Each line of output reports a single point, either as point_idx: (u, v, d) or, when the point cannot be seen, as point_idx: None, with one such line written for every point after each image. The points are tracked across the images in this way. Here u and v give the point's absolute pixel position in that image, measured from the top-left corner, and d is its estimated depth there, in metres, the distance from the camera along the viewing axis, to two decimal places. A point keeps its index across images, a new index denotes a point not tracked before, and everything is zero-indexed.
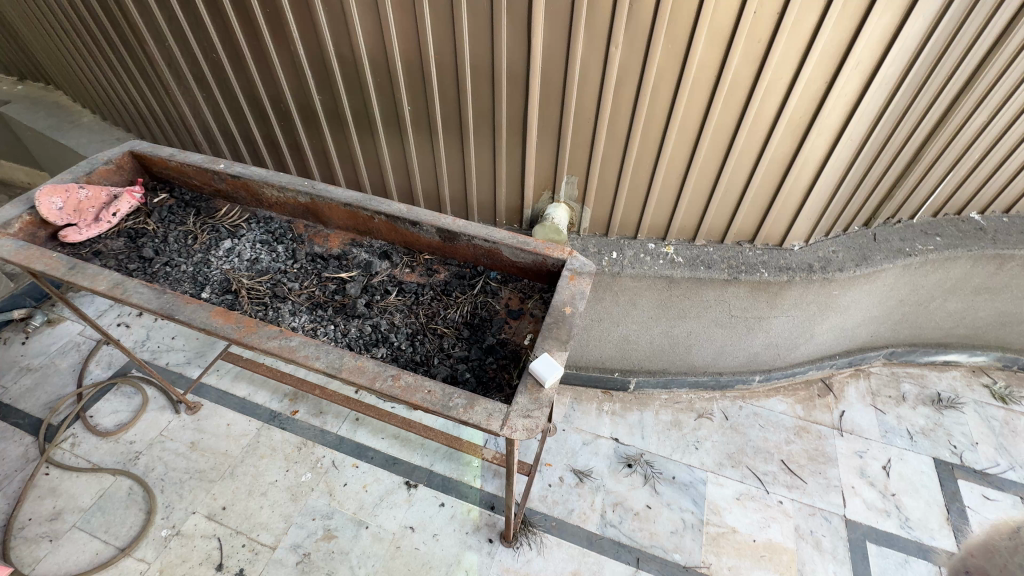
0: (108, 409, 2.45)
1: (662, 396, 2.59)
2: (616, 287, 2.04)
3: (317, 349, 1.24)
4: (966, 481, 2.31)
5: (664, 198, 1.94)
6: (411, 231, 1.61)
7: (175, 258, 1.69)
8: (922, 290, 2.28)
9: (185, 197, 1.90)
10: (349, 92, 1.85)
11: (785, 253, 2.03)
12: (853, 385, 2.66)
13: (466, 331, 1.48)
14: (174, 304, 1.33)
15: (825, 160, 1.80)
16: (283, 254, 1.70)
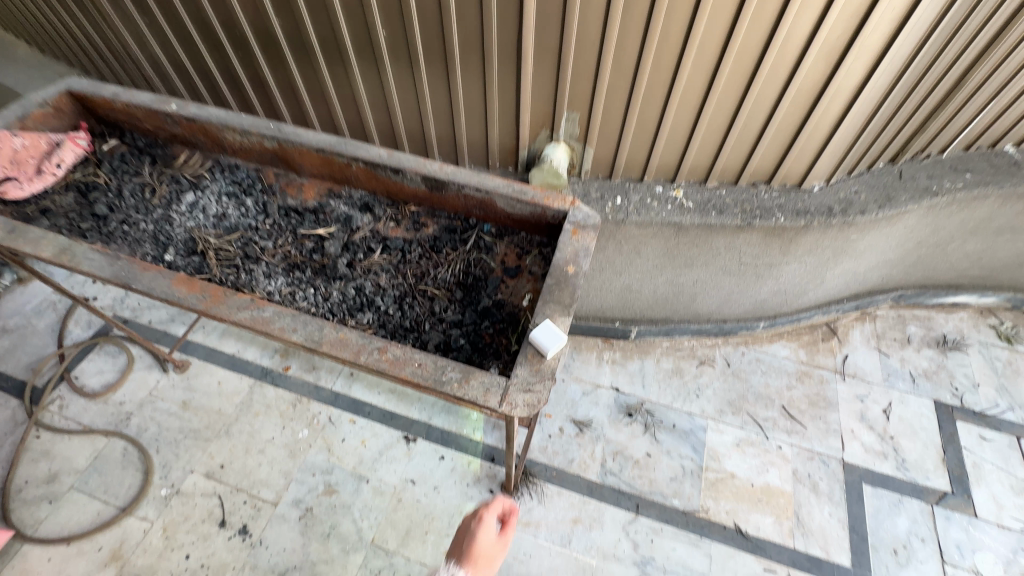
0: (93, 369, 2.37)
1: (664, 343, 2.52)
2: (620, 235, 1.90)
3: (293, 320, 1.12)
4: (964, 422, 2.31)
5: (675, 135, 1.74)
6: (394, 180, 1.44)
7: (133, 215, 1.52)
8: (943, 231, 2.14)
9: (138, 143, 1.68)
10: (313, 14, 1.59)
11: (804, 195, 1.87)
12: (858, 328, 2.60)
13: (458, 292, 1.36)
14: (131, 273, 1.19)
15: (860, 89, 1.59)
16: (253, 208, 1.53)
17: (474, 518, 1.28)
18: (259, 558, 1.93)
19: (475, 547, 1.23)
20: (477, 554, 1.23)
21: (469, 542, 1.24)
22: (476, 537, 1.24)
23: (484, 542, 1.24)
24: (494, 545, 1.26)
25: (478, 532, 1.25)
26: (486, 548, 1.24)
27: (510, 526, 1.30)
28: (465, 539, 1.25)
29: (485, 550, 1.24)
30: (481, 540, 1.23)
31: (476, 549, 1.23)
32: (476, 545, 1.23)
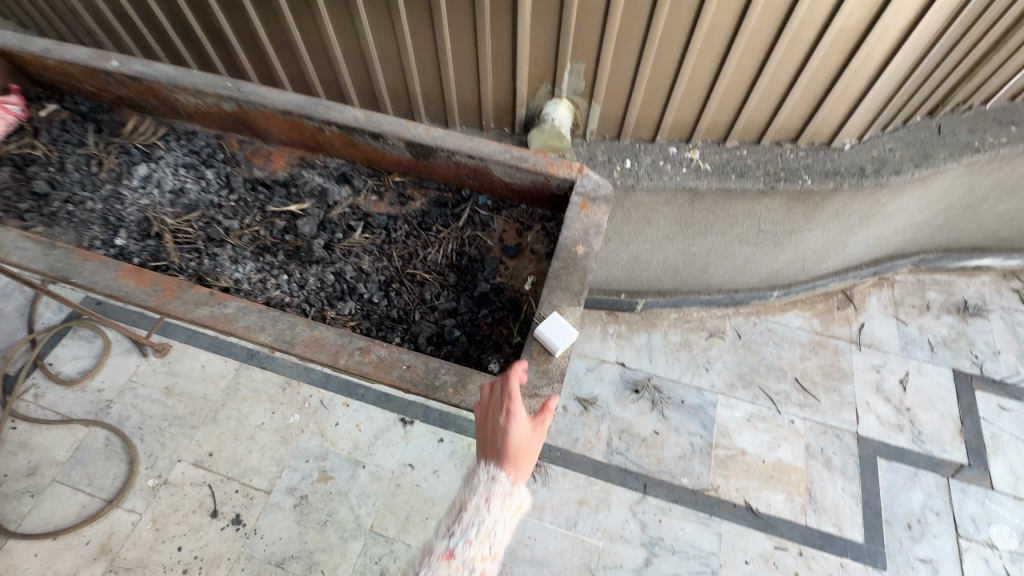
0: (68, 355, 2.23)
1: (671, 315, 2.39)
2: (629, 202, 1.72)
3: (261, 318, 0.97)
4: (983, 392, 2.22)
5: (693, 89, 1.53)
6: (373, 147, 1.25)
7: (77, 192, 1.33)
8: (978, 191, 1.97)
9: (80, 107, 1.46)
10: None
11: (833, 154, 1.69)
12: (875, 295, 2.47)
13: (451, 276, 1.20)
14: (69, 265, 1.02)
15: (909, 31, 1.37)
16: (215, 181, 1.34)
17: (498, 414, 0.85)
18: (255, 548, 1.87)
19: (511, 449, 0.85)
20: (517, 455, 0.85)
21: (499, 444, 0.85)
22: (508, 439, 0.84)
23: (522, 436, 0.86)
24: (535, 435, 0.86)
25: (507, 433, 0.84)
26: (526, 444, 0.86)
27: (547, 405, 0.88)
28: (493, 441, 0.85)
29: (526, 446, 0.86)
30: (518, 441, 0.84)
31: (513, 451, 0.85)
32: (512, 445, 0.85)
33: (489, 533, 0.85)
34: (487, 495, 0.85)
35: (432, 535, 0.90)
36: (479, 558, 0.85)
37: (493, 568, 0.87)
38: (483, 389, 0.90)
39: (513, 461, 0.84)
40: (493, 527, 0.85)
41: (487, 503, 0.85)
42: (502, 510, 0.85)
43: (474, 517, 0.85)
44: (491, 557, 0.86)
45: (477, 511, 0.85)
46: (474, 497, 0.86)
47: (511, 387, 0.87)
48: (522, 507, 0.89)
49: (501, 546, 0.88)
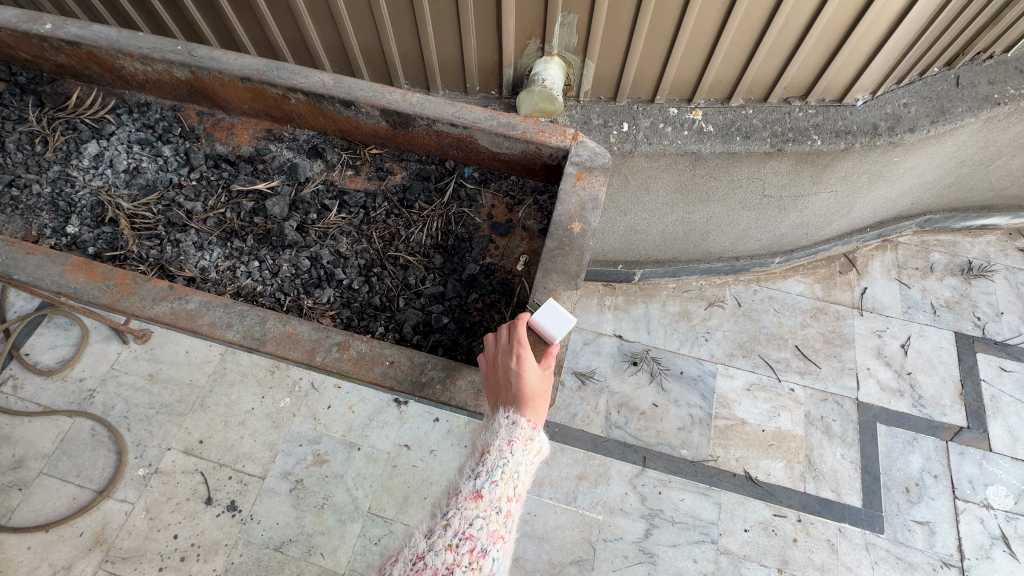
0: (45, 344, 2.15)
1: (670, 285, 2.32)
2: (627, 169, 1.61)
3: (227, 313, 0.88)
4: (985, 354, 2.20)
5: (696, 41, 1.40)
6: (345, 116, 1.13)
7: (21, 175, 1.20)
8: (992, 147, 1.87)
9: (18, 78, 1.32)
10: None
11: (845, 111, 1.57)
12: (878, 258, 2.40)
13: (437, 257, 1.11)
14: (10, 260, 0.92)
15: None
16: (173, 158, 1.22)
17: (509, 356, 0.83)
18: (252, 533, 1.85)
19: (530, 392, 0.80)
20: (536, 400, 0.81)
21: (515, 385, 0.81)
22: (524, 378, 0.80)
23: (536, 378, 0.83)
24: (547, 379, 0.84)
25: (523, 372, 0.81)
26: (542, 388, 0.82)
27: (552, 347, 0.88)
28: (509, 385, 0.81)
29: (542, 391, 0.83)
30: (534, 381, 0.81)
31: (533, 395, 0.81)
32: (531, 389, 0.81)
33: (514, 473, 0.76)
34: (509, 438, 0.78)
35: (451, 483, 0.80)
36: (506, 498, 0.75)
37: (519, 512, 0.77)
38: (486, 343, 0.89)
39: (534, 400, 0.79)
40: (519, 467, 0.77)
41: (510, 443, 0.77)
42: (525, 450, 0.77)
43: (498, 454, 0.77)
44: (518, 499, 0.77)
45: (501, 450, 0.77)
46: (495, 440, 0.78)
47: (517, 333, 0.86)
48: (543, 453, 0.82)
49: (526, 490, 0.79)
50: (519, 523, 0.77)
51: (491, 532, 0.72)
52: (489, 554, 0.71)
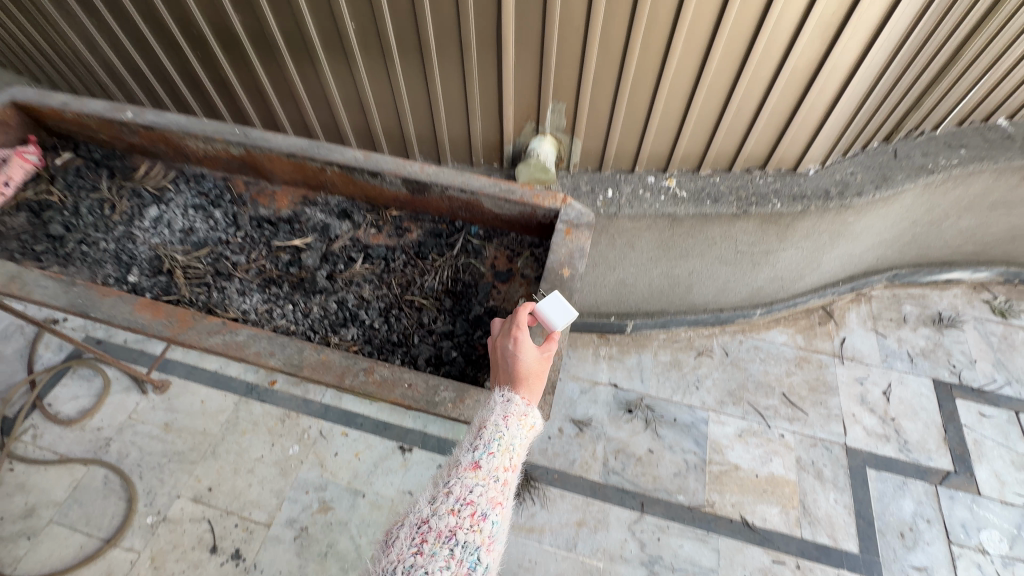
0: (67, 395, 2.25)
1: (660, 336, 2.48)
2: (613, 229, 1.83)
3: (270, 343, 1.03)
4: (964, 400, 2.30)
5: (666, 122, 1.66)
6: (372, 184, 1.35)
7: (91, 233, 1.40)
8: (938, 209, 2.10)
9: (94, 155, 1.56)
10: (276, 9, 1.48)
11: (799, 179, 1.81)
12: (854, 310, 2.58)
13: (448, 301, 1.28)
14: (87, 300, 1.09)
15: (855, 69, 1.51)
16: (223, 220, 1.43)
17: (509, 341, 0.99)
18: None
19: (520, 368, 0.97)
20: (526, 376, 0.97)
21: (510, 364, 0.98)
22: (519, 360, 0.97)
23: (531, 361, 0.98)
24: (543, 360, 0.99)
25: (520, 355, 0.97)
26: (534, 367, 0.97)
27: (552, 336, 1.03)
28: (506, 365, 0.98)
29: (534, 370, 0.98)
30: (529, 363, 0.97)
31: (523, 372, 0.96)
32: (522, 367, 0.97)
33: (509, 447, 0.91)
34: (504, 412, 0.93)
35: (453, 456, 0.94)
36: (502, 468, 0.89)
37: (513, 481, 0.91)
38: (495, 328, 1.08)
39: (525, 379, 0.96)
40: (513, 441, 0.91)
41: (506, 419, 0.92)
42: (519, 425, 0.92)
43: (495, 429, 0.91)
44: (513, 469, 0.91)
45: (497, 426, 0.92)
46: (491, 415, 0.93)
47: (519, 323, 1.03)
48: (536, 428, 0.96)
49: (520, 460, 0.93)
50: (512, 492, 0.91)
51: (490, 498, 0.86)
52: (488, 517, 0.85)
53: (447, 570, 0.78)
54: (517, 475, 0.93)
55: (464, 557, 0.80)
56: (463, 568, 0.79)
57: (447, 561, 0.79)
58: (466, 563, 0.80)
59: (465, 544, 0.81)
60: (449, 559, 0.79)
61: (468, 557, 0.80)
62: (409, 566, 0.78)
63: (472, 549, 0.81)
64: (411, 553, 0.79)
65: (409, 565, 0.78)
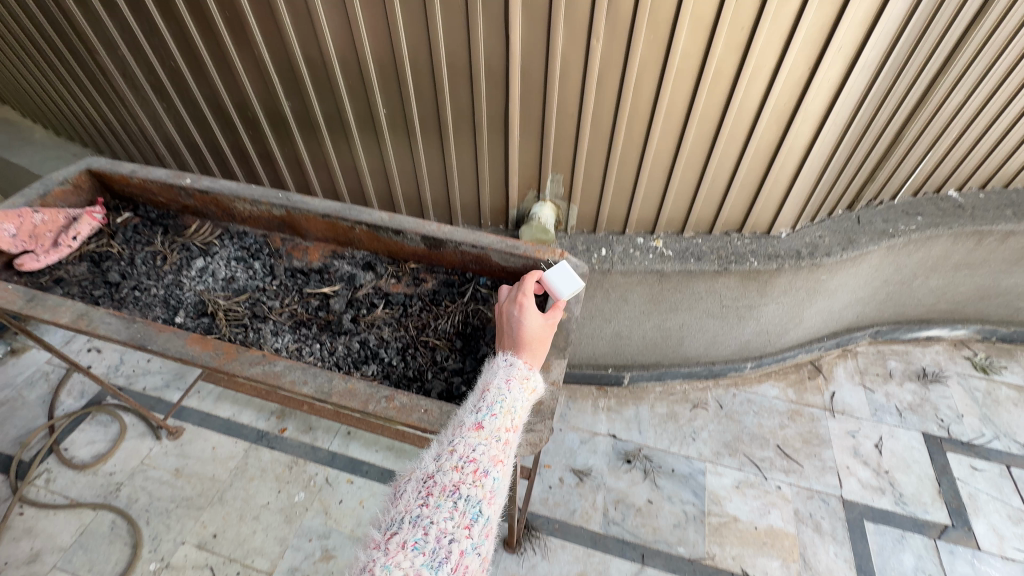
0: (84, 439, 2.33)
1: (656, 388, 2.58)
2: (607, 284, 2.02)
3: (303, 373, 1.18)
4: (955, 453, 2.36)
5: (651, 191, 1.90)
6: (394, 240, 1.55)
7: (144, 280, 1.59)
8: (906, 269, 2.29)
9: (151, 215, 1.79)
10: (321, 97, 1.77)
11: (773, 241, 2.02)
12: (841, 365, 2.70)
13: (458, 342, 1.43)
14: (145, 334, 1.25)
15: (810, 148, 1.77)
16: (261, 270, 1.62)
17: (515, 310, 1.18)
18: None
19: (521, 331, 1.15)
20: (526, 338, 1.14)
21: (516, 330, 1.16)
22: (523, 326, 1.15)
23: (534, 327, 1.16)
24: (544, 325, 1.17)
25: (524, 321, 1.16)
26: (534, 330, 1.15)
27: (553, 307, 1.21)
28: (513, 330, 1.16)
29: (534, 333, 1.15)
30: (532, 329, 1.15)
31: (523, 334, 1.15)
32: (524, 329, 1.15)
33: (510, 409, 1.04)
34: (506, 375, 1.08)
35: (458, 419, 1.06)
36: (504, 429, 1.01)
37: (514, 441, 1.03)
38: (505, 300, 1.27)
39: (528, 342, 1.13)
40: (514, 403, 1.05)
41: (508, 382, 1.07)
42: (520, 388, 1.06)
43: (498, 393, 1.05)
44: (513, 430, 1.03)
45: (500, 389, 1.05)
46: (496, 378, 1.08)
47: (524, 295, 1.22)
48: (537, 392, 1.10)
49: (520, 422, 1.06)
50: (513, 451, 1.03)
51: (491, 457, 0.97)
52: (489, 474, 0.96)
53: (451, 519, 0.89)
54: (518, 436, 1.05)
55: (467, 509, 0.91)
56: (465, 518, 0.90)
57: (450, 512, 0.90)
58: (469, 513, 0.91)
59: (467, 498, 0.92)
60: (452, 510, 0.90)
61: (470, 509, 0.91)
62: (416, 515, 0.90)
63: (474, 501, 0.92)
64: (418, 504, 0.91)
65: (417, 514, 0.90)
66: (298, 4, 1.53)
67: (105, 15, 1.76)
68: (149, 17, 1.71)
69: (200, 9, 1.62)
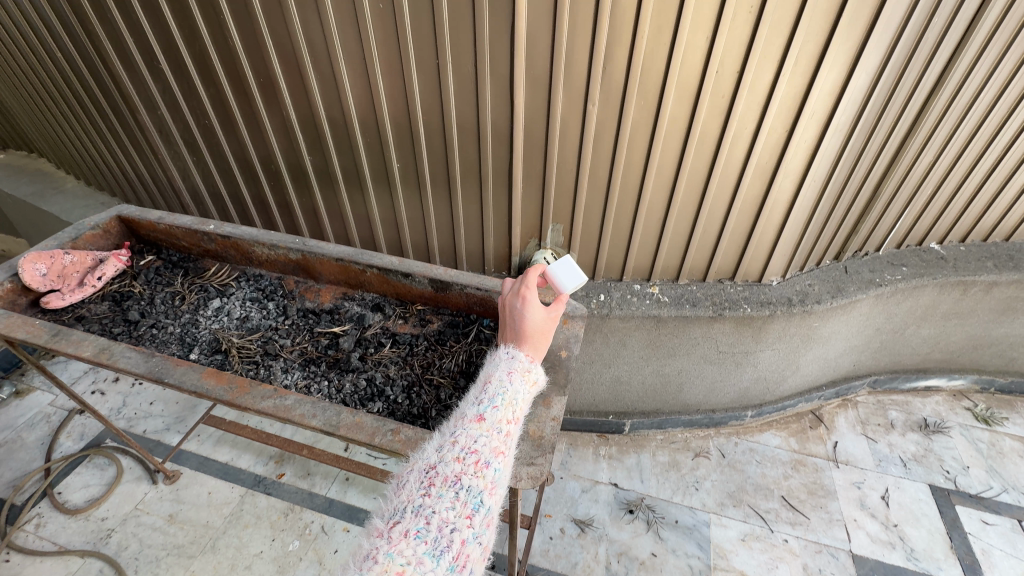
0: (78, 483, 2.30)
1: (657, 437, 2.57)
2: (606, 328, 2.09)
3: (313, 407, 1.22)
4: (964, 506, 2.32)
5: (646, 240, 2.01)
6: (403, 283, 1.63)
7: (162, 319, 1.66)
8: (896, 318, 2.36)
9: (172, 258, 1.89)
10: (340, 152, 1.92)
11: (765, 288, 2.11)
12: (842, 415, 2.70)
13: (462, 380, 1.46)
14: (164, 367, 1.31)
15: (793, 201, 1.89)
16: (274, 310, 1.70)
17: (518, 303, 1.24)
18: None
19: (524, 324, 1.22)
20: (528, 331, 1.21)
21: (519, 322, 1.22)
22: (526, 318, 1.21)
23: (536, 321, 1.22)
24: (546, 319, 1.24)
25: (527, 314, 1.22)
26: (536, 324, 1.22)
27: (555, 301, 1.27)
28: (516, 322, 1.23)
29: (536, 326, 1.22)
30: (534, 322, 1.21)
31: (525, 327, 1.21)
32: (526, 322, 1.22)
33: (511, 401, 1.09)
34: (508, 368, 1.15)
35: (460, 411, 1.11)
36: (505, 421, 1.06)
37: (515, 433, 1.08)
38: (509, 291, 1.33)
39: (530, 334, 1.20)
40: (515, 395, 1.10)
41: (510, 374, 1.13)
42: (521, 379, 1.13)
43: (500, 385, 1.11)
44: (514, 422, 1.08)
45: (502, 381, 1.12)
46: (497, 371, 1.14)
47: (527, 288, 1.28)
48: (537, 384, 1.17)
49: (520, 415, 1.11)
50: (514, 443, 1.07)
51: (492, 448, 1.02)
52: (491, 465, 1.00)
53: (453, 508, 0.93)
54: (518, 428, 1.10)
55: (468, 499, 0.95)
56: (467, 507, 0.94)
57: (452, 501, 0.94)
58: (470, 503, 0.95)
59: (469, 488, 0.96)
60: (454, 500, 0.94)
61: (472, 499, 0.95)
62: (418, 505, 0.94)
63: (476, 491, 0.96)
64: (420, 494, 0.95)
65: (419, 504, 0.94)
66: (326, 72, 1.72)
67: (151, 80, 1.95)
68: (190, 82, 1.90)
69: (237, 74, 1.81)
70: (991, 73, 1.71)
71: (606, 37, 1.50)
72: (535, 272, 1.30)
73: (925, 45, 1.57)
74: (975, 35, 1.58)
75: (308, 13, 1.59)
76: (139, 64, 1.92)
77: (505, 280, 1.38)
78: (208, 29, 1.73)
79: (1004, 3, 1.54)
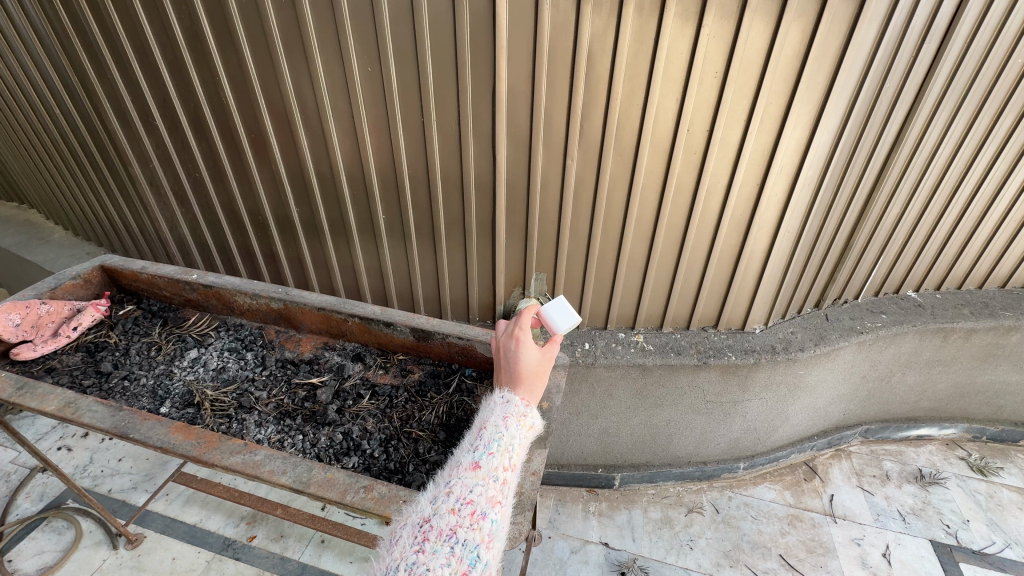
0: (32, 550, 2.14)
1: (649, 491, 2.49)
2: (591, 377, 2.07)
3: (284, 463, 1.18)
4: (968, 564, 2.23)
5: (629, 289, 2.02)
6: (384, 332, 1.62)
7: (135, 370, 1.62)
8: (881, 365, 2.37)
9: (152, 307, 1.87)
10: (327, 204, 1.96)
11: (748, 336, 2.13)
12: (836, 466, 2.64)
13: (441, 433, 1.42)
14: (130, 423, 1.26)
15: (769, 251, 1.95)
16: (252, 360, 1.67)
17: (511, 344, 1.22)
18: None
19: (518, 367, 1.19)
20: (523, 373, 1.18)
21: (514, 365, 1.19)
22: (520, 360, 1.19)
23: (530, 362, 1.20)
24: (541, 360, 1.21)
25: (521, 355, 1.20)
26: (531, 366, 1.19)
27: (549, 340, 1.25)
28: (510, 365, 1.20)
29: (531, 368, 1.19)
30: (528, 362, 1.19)
31: (520, 369, 1.18)
32: (520, 365, 1.19)
33: (507, 446, 1.07)
34: (503, 413, 1.12)
35: (456, 459, 1.11)
36: (501, 468, 1.05)
37: (512, 480, 1.06)
38: (504, 331, 1.32)
39: (525, 376, 1.17)
40: (511, 441, 1.08)
41: (505, 420, 1.11)
42: (517, 424, 1.10)
43: (495, 430, 1.09)
44: (511, 469, 1.06)
45: (497, 427, 1.09)
46: (492, 418, 1.12)
47: (519, 326, 1.26)
48: (534, 429, 1.14)
49: (518, 460, 1.09)
50: (512, 493, 1.05)
51: (489, 498, 1.01)
52: (487, 516, 0.98)
53: (448, 565, 0.92)
54: (516, 475, 1.09)
55: (464, 554, 0.94)
56: (462, 563, 0.93)
57: (447, 557, 0.93)
58: (466, 559, 0.93)
59: (465, 542, 0.95)
60: (450, 555, 0.93)
61: (468, 554, 0.94)
62: (412, 562, 0.93)
63: (471, 546, 0.95)
64: (414, 551, 0.95)
65: (412, 561, 0.93)
66: (316, 129, 1.78)
67: (145, 134, 2.01)
68: (183, 137, 1.95)
69: (229, 129, 1.87)
70: (944, 132, 1.84)
71: (583, 98, 1.59)
72: (528, 311, 1.28)
73: (881, 106, 1.68)
74: (926, 97, 1.71)
75: (301, 73, 1.67)
76: (134, 120, 1.98)
77: (501, 322, 1.35)
78: (204, 87, 1.79)
79: (951, 65, 1.67)
